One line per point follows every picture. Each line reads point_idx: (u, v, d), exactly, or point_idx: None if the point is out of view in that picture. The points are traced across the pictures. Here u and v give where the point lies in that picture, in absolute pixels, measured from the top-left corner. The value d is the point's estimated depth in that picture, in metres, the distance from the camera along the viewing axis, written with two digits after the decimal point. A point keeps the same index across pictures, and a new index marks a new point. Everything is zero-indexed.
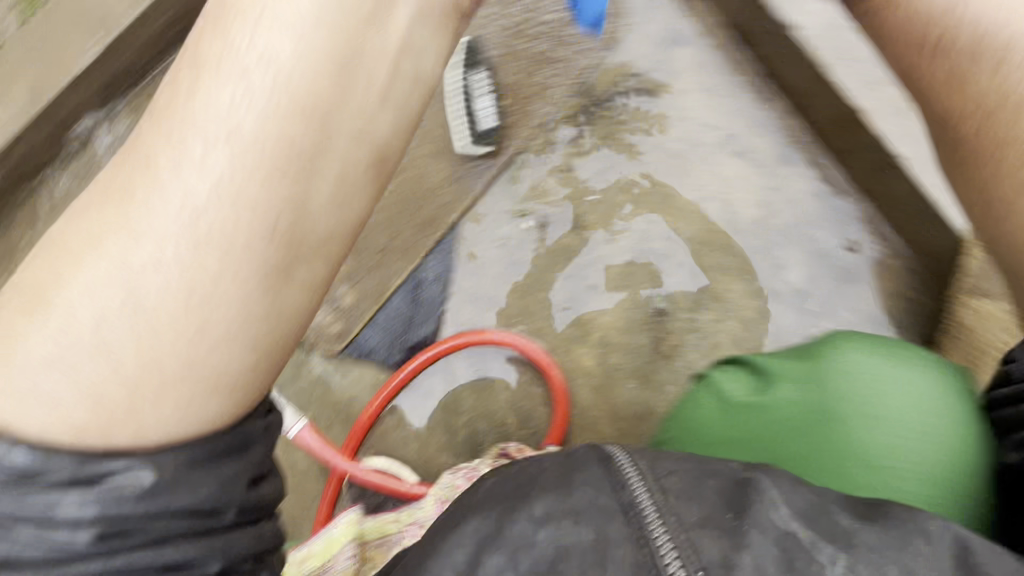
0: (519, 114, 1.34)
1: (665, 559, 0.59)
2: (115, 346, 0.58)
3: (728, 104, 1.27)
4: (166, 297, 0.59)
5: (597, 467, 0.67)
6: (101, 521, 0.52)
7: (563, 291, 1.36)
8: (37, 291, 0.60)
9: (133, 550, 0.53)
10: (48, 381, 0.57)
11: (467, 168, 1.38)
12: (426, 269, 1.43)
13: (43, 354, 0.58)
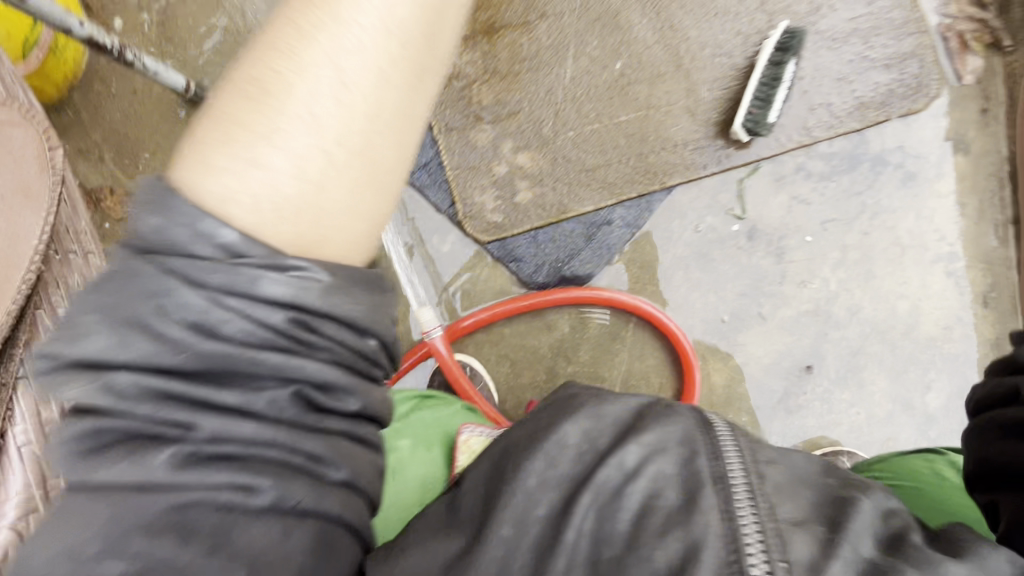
0: (803, 130, 1.29)
1: (744, 537, 0.52)
2: (315, 125, 0.55)
3: (978, 230, 1.28)
4: (383, 69, 0.57)
5: (695, 435, 0.58)
6: (305, 314, 0.53)
7: (742, 311, 1.34)
8: (257, 81, 0.56)
9: (310, 360, 0.54)
10: (238, 160, 0.54)
11: (720, 147, 1.31)
12: (620, 217, 1.34)
13: (254, 124, 0.55)
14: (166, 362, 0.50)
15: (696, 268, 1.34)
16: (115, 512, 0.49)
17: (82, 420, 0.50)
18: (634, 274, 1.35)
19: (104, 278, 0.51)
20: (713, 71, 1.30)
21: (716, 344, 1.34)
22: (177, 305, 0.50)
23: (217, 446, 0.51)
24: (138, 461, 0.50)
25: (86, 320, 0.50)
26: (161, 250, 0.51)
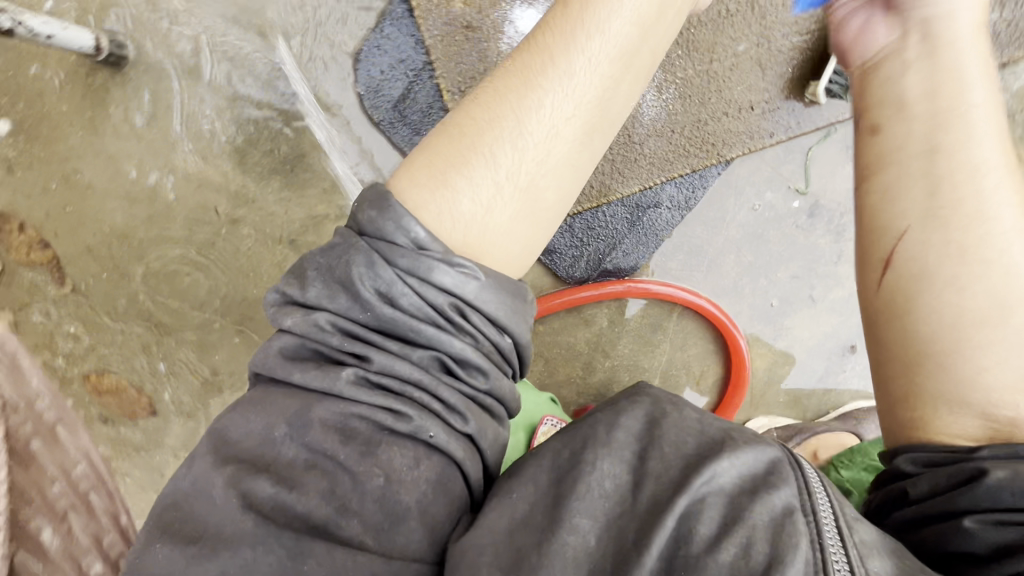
0: None
1: (830, 560, 0.46)
2: (496, 168, 0.66)
3: None
4: (579, 123, 0.67)
5: (786, 465, 0.51)
6: (462, 301, 0.59)
7: (793, 296, 1.23)
8: (463, 125, 0.68)
9: (456, 338, 0.58)
10: (436, 187, 0.64)
11: (791, 111, 1.09)
12: (670, 197, 1.15)
13: (459, 160, 0.66)
14: (356, 317, 0.58)
15: (749, 252, 1.20)
16: (300, 416, 0.55)
17: (290, 340, 0.58)
18: (682, 262, 1.20)
19: (330, 248, 0.61)
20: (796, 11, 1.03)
21: (762, 329, 1.25)
22: (373, 270, 0.57)
23: (384, 377, 0.57)
24: (325, 377, 0.56)
25: (312, 277, 0.60)
26: (369, 235, 0.60)
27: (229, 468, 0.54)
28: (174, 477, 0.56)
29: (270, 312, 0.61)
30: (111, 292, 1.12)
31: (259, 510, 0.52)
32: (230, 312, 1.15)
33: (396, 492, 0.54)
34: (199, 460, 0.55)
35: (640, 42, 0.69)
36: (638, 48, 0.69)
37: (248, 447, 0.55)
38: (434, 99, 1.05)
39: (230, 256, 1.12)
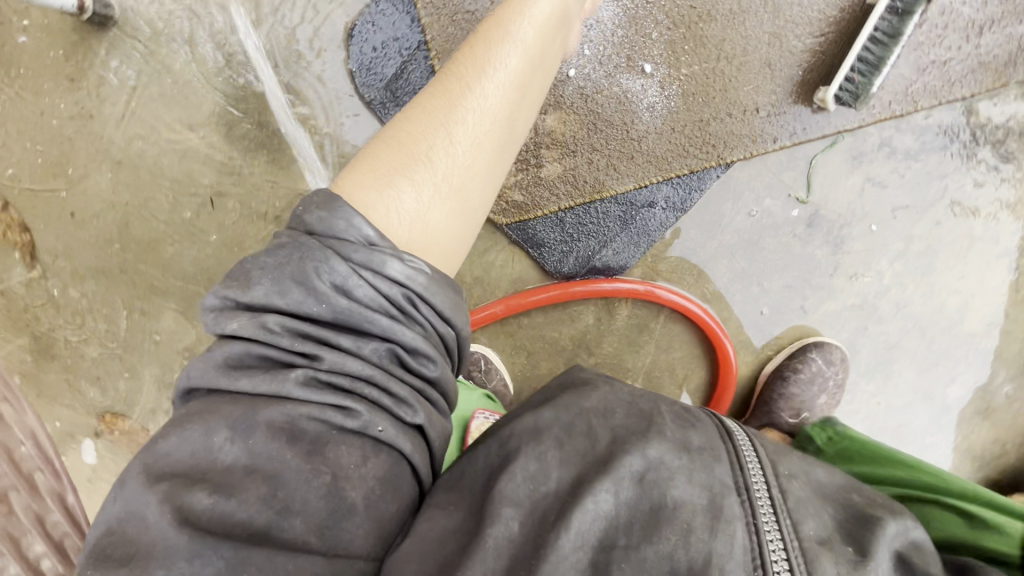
0: (904, 99, 1.04)
1: (766, 541, 0.46)
2: (434, 170, 0.66)
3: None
4: (501, 125, 0.71)
5: (718, 441, 0.52)
6: (413, 293, 0.57)
7: (784, 305, 1.21)
8: (398, 136, 0.68)
9: (407, 331, 0.57)
10: (379, 187, 0.63)
11: (797, 116, 1.05)
12: (664, 198, 1.11)
13: (397, 165, 0.66)
14: (308, 310, 0.54)
15: (742, 259, 1.17)
16: (246, 420, 0.51)
17: (233, 347, 0.53)
18: (672, 265, 1.17)
19: (279, 246, 0.56)
20: (809, 12, 0.99)
21: (750, 337, 1.23)
22: (325, 266, 0.54)
23: (335, 376, 0.54)
24: (271, 378, 0.52)
25: (256, 278, 0.55)
26: (321, 235, 0.57)
27: (162, 486, 0.48)
28: (103, 504, 0.50)
29: (207, 320, 0.56)
30: (95, 257, 1.13)
31: (194, 523, 0.47)
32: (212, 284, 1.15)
33: (343, 489, 0.51)
34: (130, 482, 0.49)
35: (541, 57, 0.76)
36: (541, 64, 0.76)
37: (188, 463, 0.50)
38: (427, 81, 1.03)
39: (212, 229, 1.11)
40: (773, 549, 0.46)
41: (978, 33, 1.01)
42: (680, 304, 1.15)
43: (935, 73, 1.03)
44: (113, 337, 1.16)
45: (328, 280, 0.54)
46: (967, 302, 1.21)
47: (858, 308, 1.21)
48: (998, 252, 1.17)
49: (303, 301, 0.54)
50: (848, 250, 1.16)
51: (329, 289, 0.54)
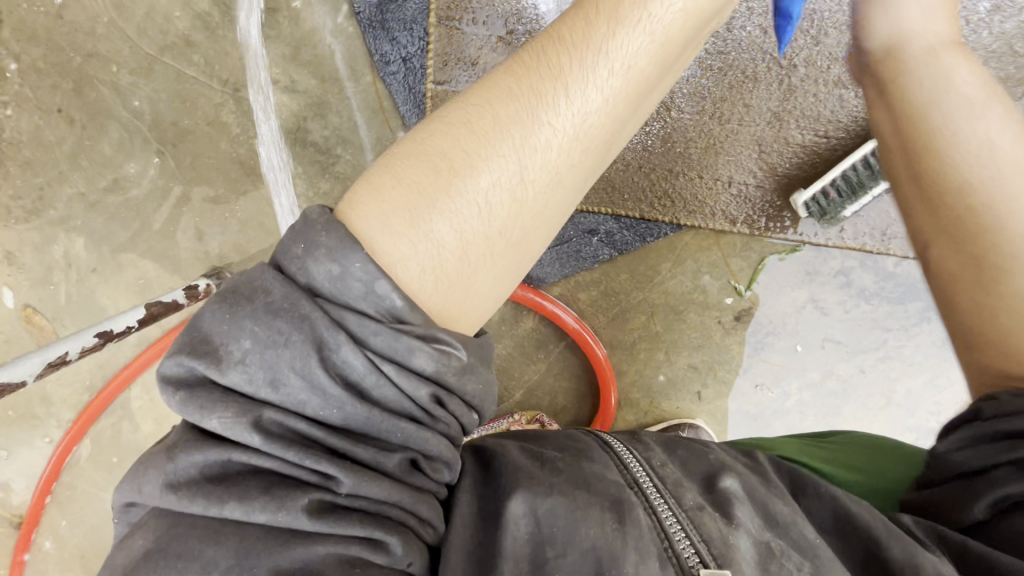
0: (880, 235, 1.00)
1: (665, 519, 0.51)
2: (482, 216, 0.54)
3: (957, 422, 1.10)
4: (585, 152, 0.57)
5: (599, 449, 0.59)
6: (441, 389, 0.51)
7: (683, 382, 1.18)
8: (448, 159, 0.54)
9: (430, 436, 0.51)
10: (414, 221, 0.52)
11: (766, 208, 1.00)
12: (607, 230, 1.07)
13: (436, 192, 0.53)
14: (316, 407, 0.47)
15: (661, 322, 1.14)
16: (249, 560, 0.43)
17: (216, 452, 0.46)
18: (592, 298, 1.14)
19: (272, 312, 0.48)
20: (821, 108, 0.92)
21: (639, 398, 1.20)
22: (337, 362, 0.48)
23: (352, 501, 0.47)
24: (275, 499, 0.45)
25: (236, 358, 0.47)
26: (328, 301, 0.49)
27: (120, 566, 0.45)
28: None
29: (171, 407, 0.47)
30: (54, 59, 1.13)
31: None
32: (160, 129, 1.15)
33: None
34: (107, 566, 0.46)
35: (652, 82, 0.59)
36: (660, 71, 0.59)
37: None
38: (419, 16, 1.00)
39: (173, 76, 1.11)
40: (672, 523, 0.51)
41: None
42: (591, 348, 1.12)
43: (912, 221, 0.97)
44: (47, 139, 1.17)
45: (354, 358, 0.48)
46: None
47: (748, 415, 1.18)
48: (908, 421, 1.11)
49: (316, 390, 0.47)
50: (760, 357, 1.13)
51: (341, 377, 0.48)
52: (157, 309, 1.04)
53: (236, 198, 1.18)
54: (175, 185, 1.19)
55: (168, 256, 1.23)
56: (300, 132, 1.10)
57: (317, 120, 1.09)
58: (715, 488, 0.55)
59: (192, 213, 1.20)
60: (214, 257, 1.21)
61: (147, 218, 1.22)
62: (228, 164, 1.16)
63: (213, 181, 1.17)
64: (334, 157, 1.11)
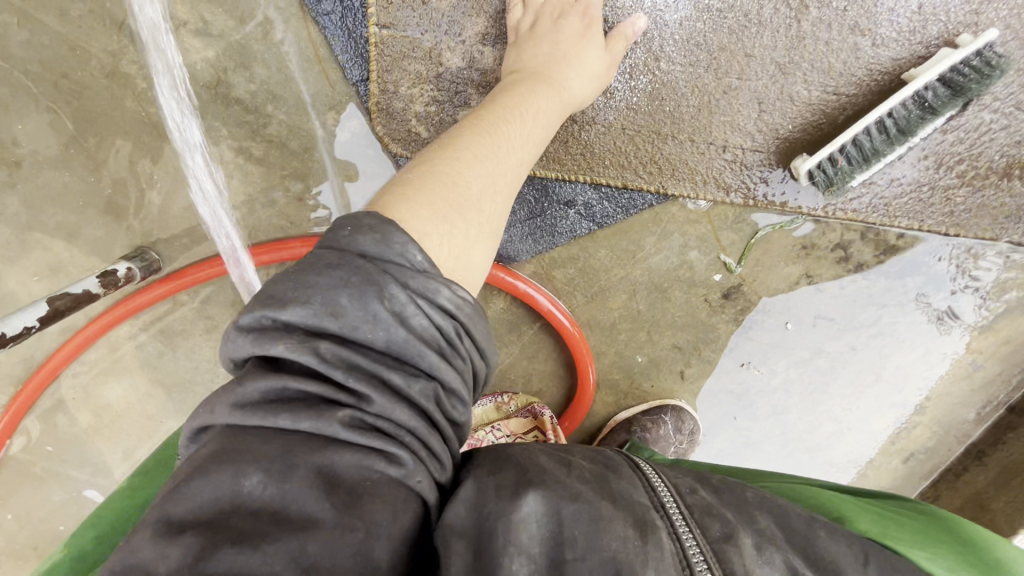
0: (882, 207, 0.90)
1: (687, 548, 0.49)
2: (480, 216, 0.65)
3: (943, 395, 1.06)
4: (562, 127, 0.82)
5: (627, 470, 0.56)
6: (462, 324, 0.55)
7: (665, 363, 1.10)
8: (450, 171, 0.65)
9: (451, 368, 0.54)
10: (424, 229, 0.59)
11: (764, 175, 0.89)
12: (585, 201, 0.94)
13: (438, 206, 0.61)
14: (358, 336, 0.50)
15: (643, 300, 1.04)
16: (284, 460, 0.44)
17: (269, 378, 0.47)
18: (569, 277, 1.03)
19: (329, 269, 0.52)
20: (832, 58, 0.79)
21: (619, 378, 1.13)
22: (384, 294, 0.51)
23: (379, 423, 0.48)
24: (316, 415, 0.47)
25: (297, 302, 0.50)
26: (375, 258, 0.53)
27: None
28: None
29: (237, 345, 0.50)
30: None
31: None
32: (49, 84, 0.95)
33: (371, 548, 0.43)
34: None
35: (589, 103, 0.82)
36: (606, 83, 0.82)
37: (209, 496, 0.43)
38: None
39: (54, 17, 0.90)
40: (694, 553, 0.48)
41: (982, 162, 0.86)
42: (567, 330, 1.02)
43: (918, 189, 0.88)
44: None
45: (383, 305, 0.50)
46: (841, 431, 1.12)
47: (731, 393, 1.12)
48: (894, 396, 1.07)
49: (354, 327, 0.50)
50: (747, 336, 1.06)
51: (376, 319, 0.50)
52: (63, 303, 0.90)
53: (153, 166, 1.00)
54: (78, 151, 1.00)
55: (78, 236, 1.05)
56: (223, 87, 0.92)
57: (240, 72, 0.91)
58: (745, 517, 0.52)
59: (102, 184, 1.02)
60: (135, 234, 1.05)
61: (48, 191, 1.03)
62: (138, 124, 0.97)
63: (123, 146, 1.00)
64: (265, 117, 0.94)
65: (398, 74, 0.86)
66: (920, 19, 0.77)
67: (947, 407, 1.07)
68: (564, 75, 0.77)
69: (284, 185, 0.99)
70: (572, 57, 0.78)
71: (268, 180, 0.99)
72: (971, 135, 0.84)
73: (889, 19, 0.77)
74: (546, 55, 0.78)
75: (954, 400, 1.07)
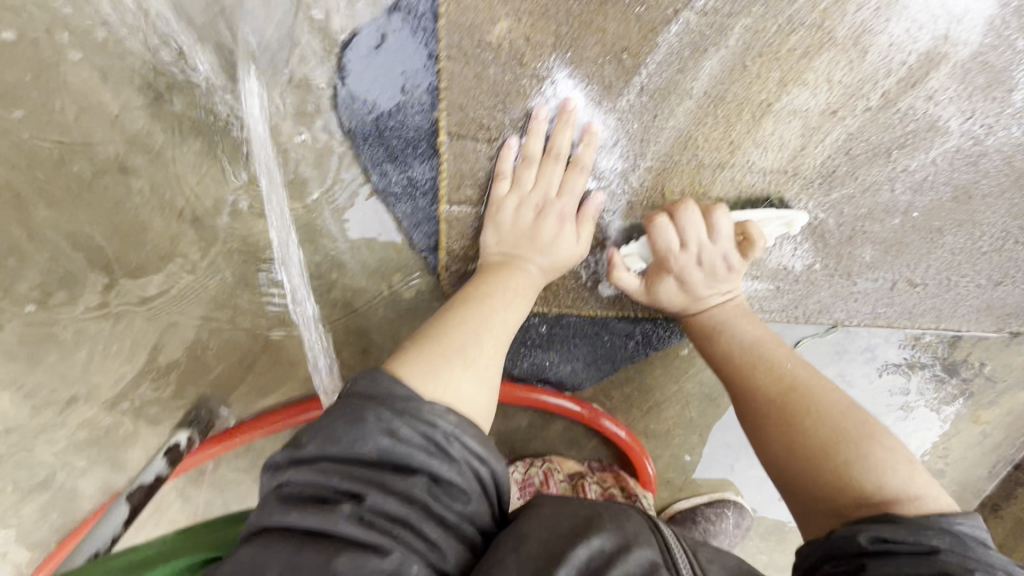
0: (905, 317, 1.01)
1: None
2: (464, 355, 0.73)
3: (960, 460, 1.19)
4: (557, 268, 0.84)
5: (647, 530, 0.57)
6: (451, 435, 0.64)
7: (715, 459, 1.18)
8: (434, 335, 0.75)
9: (445, 468, 0.62)
10: (423, 375, 0.69)
11: (803, 300, 0.99)
12: (643, 332, 1.01)
13: (431, 362, 0.71)
14: (360, 450, 0.60)
15: (696, 408, 1.12)
16: (296, 557, 0.52)
17: (290, 489, 0.59)
18: (627, 395, 1.09)
19: (333, 409, 0.65)
20: (863, 204, 0.89)
21: (675, 476, 1.20)
22: (372, 415, 0.62)
23: (374, 517, 0.56)
24: (322, 515, 0.56)
25: (308, 436, 0.62)
26: (369, 392, 0.66)
27: None
28: None
29: (264, 482, 0.62)
30: None
31: None
32: (99, 267, 0.93)
33: None
34: None
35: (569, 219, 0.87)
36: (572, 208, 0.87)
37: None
38: (425, 134, 0.83)
39: (108, 208, 0.89)
40: None
41: (992, 278, 0.97)
42: (626, 443, 1.07)
43: (935, 299, 0.99)
44: None
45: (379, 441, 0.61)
46: None
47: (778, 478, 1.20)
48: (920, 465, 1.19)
49: (349, 447, 0.60)
50: None
51: (374, 437, 0.61)
52: (139, 499, 0.86)
53: (211, 334, 0.99)
54: (129, 327, 0.97)
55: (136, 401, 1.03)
56: (290, 260, 0.94)
57: (306, 245, 0.93)
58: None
59: (154, 353, 1.00)
60: (191, 397, 1.03)
61: (95, 366, 1.00)
62: (194, 296, 0.96)
63: (177, 319, 0.98)
64: (331, 282, 0.96)
65: (467, 244, 0.90)
66: (937, 172, 0.87)
67: (966, 469, 1.20)
68: (537, 250, 0.83)
69: (348, 342, 1.00)
70: (541, 238, 0.82)
71: (332, 339, 1.00)
72: (984, 256, 0.95)
73: (913, 172, 0.87)
74: (515, 244, 0.83)
75: (970, 463, 1.19)
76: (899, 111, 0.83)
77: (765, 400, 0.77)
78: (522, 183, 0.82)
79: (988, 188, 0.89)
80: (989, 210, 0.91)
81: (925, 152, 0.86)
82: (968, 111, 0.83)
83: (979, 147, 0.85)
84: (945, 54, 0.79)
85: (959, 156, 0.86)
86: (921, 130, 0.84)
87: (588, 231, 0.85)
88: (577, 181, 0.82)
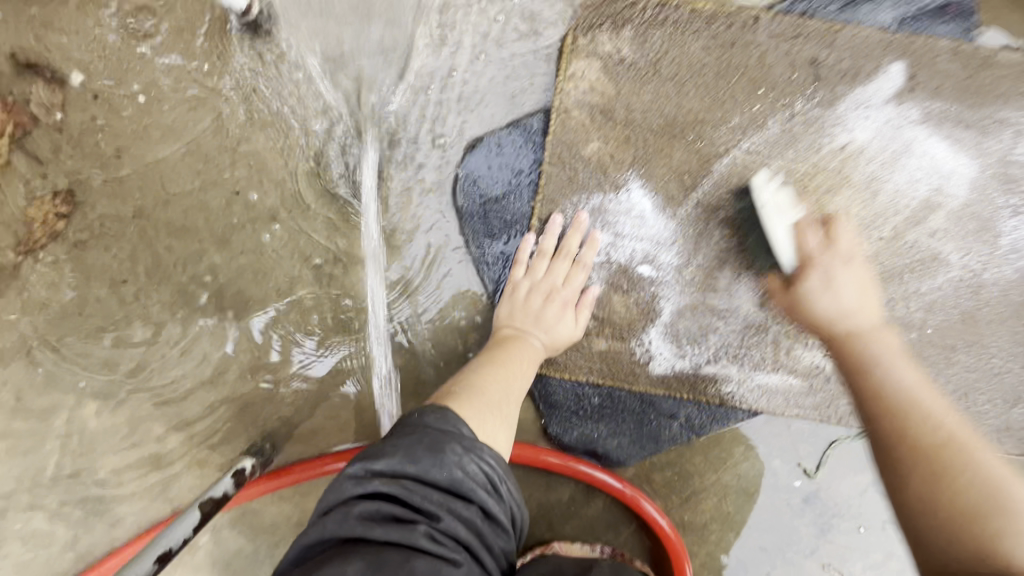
0: None
1: None
2: (492, 402, 0.86)
3: None
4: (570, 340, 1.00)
5: None
6: (502, 478, 0.74)
7: (752, 566, 1.16)
8: (462, 383, 0.89)
9: (496, 505, 0.72)
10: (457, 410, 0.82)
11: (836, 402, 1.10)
12: (687, 415, 1.10)
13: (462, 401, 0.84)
14: (432, 475, 0.69)
15: (733, 503, 1.15)
16: (378, 562, 0.61)
17: (369, 503, 0.67)
18: (666, 479, 1.13)
19: (405, 433, 0.74)
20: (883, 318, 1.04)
21: None
22: (449, 448, 0.71)
23: (442, 539, 0.65)
24: (401, 531, 0.64)
25: (387, 451, 0.71)
26: (438, 424, 0.75)
27: None
28: None
29: (340, 488, 0.69)
30: (112, 222, 1.05)
31: None
32: (223, 296, 1.08)
33: None
34: None
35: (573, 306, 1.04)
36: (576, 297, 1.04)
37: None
38: (520, 217, 1.03)
39: (248, 249, 1.06)
40: None
41: (1006, 398, 1.07)
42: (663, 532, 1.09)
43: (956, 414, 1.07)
44: (85, 301, 1.06)
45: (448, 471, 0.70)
46: None
47: None
48: None
49: (423, 471, 0.69)
50: (829, 540, 1.15)
51: (444, 467, 0.70)
52: (209, 507, 0.91)
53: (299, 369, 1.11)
54: (234, 353, 1.10)
55: (215, 422, 1.11)
56: (385, 310, 1.09)
57: (401, 299, 1.08)
58: None
59: (245, 380, 1.11)
60: (263, 427, 1.12)
61: (190, 386, 1.10)
62: (294, 333, 1.10)
63: (274, 352, 1.10)
64: (416, 335, 1.10)
65: None
66: (944, 296, 1.03)
67: None
68: (543, 327, 0.98)
69: (418, 391, 1.10)
70: (549, 318, 0.99)
71: (405, 387, 1.11)
72: (996, 377, 1.06)
73: (923, 293, 1.03)
74: (525, 319, 0.99)
75: None
76: (908, 243, 1.01)
77: (906, 438, 0.71)
78: (534, 272, 1.01)
79: (990, 315, 1.03)
80: (994, 335, 1.04)
81: (932, 278, 1.02)
82: (965, 249, 1.01)
83: (977, 278, 1.02)
84: (940, 202, 1.00)
85: (961, 284, 1.02)
86: (928, 259, 1.02)
87: (582, 317, 1.01)
88: (581, 275, 1.01)
